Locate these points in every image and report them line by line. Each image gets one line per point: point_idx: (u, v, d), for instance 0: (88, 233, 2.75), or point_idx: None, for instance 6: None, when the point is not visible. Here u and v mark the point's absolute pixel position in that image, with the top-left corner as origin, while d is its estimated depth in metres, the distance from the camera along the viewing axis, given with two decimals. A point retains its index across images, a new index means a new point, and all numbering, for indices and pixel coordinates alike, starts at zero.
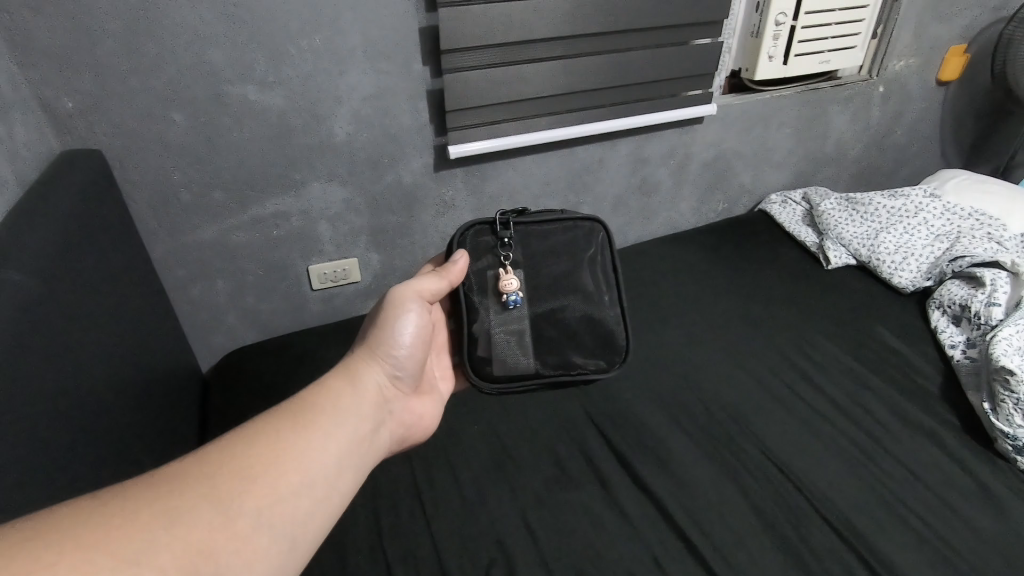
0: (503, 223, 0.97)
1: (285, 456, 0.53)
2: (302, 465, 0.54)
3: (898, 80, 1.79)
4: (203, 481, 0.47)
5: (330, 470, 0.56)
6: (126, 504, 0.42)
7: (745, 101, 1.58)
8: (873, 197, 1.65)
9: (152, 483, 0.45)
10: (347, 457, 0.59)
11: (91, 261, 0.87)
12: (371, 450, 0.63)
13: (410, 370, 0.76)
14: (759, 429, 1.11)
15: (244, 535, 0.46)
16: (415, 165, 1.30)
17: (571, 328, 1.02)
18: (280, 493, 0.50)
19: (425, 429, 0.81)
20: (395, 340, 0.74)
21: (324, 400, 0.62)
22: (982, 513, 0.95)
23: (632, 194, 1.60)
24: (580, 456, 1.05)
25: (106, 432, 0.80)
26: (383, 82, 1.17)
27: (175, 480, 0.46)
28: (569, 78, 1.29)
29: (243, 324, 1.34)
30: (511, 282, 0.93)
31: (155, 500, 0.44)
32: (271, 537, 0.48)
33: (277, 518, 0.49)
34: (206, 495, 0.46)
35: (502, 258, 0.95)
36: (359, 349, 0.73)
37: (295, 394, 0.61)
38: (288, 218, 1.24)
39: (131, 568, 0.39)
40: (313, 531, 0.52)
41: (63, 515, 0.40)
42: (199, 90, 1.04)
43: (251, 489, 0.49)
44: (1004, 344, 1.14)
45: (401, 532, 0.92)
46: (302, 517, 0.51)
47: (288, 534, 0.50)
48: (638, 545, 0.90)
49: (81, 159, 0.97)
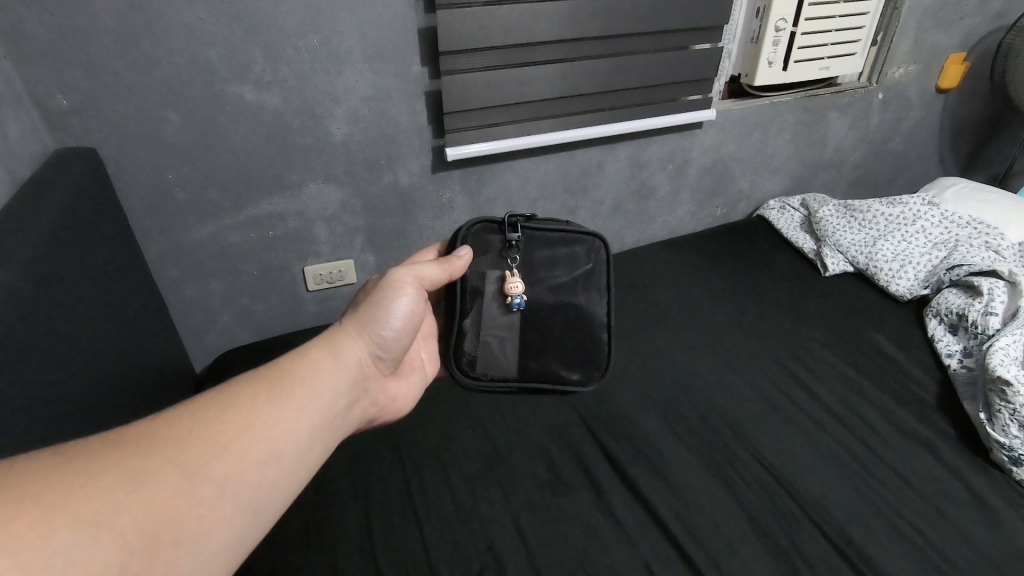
0: (512, 224, 0.97)
1: (260, 425, 0.53)
2: (275, 435, 0.53)
3: (897, 87, 1.79)
4: (173, 445, 0.46)
5: (302, 443, 0.56)
6: (91, 465, 0.42)
7: (745, 107, 1.58)
8: (872, 203, 1.64)
9: (121, 443, 0.45)
10: (320, 432, 0.58)
11: (84, 259, 0.86)
12: (343, 426, 0.63)
13: (394, 351, 0.75)
14: (754, 435, 1.10)
15: (209, 502, 0.46)
16: (413, 166, 1.29)
17: (557, 339, 1.03)
18: (249, 462, 0.50)
19: (397, 409, 0.81)
20: (387, 319, 0.73)
21: (306, 371, 0.61)
22: (976, 523, 0.95)
23: (630, 198, 1.60)
24: (574, 461, 1.05)
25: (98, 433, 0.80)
26: (381, 83, 1.17)
27: (144, 442, 0.46)
28: (568, 81, 1.29)
29: (238, 325, 1.34)
30: (516, 285, 0.93)
31: (122, 462, 0.43)
32: (235, 505, 0.48)
33: (243, 488, 0.49)
34: (174, 459, 0.45)
35: (509, 261, 0.96)
36: (346, 322, 0.72)
37: (274, 362, 0.60)
38: (284, 219, 1.24)
39: (92, 528, 0.39)
40: (277, 502, 0.52)
41: (27, 468, 0.40)
42: (196, 89, 1.04)
43: (221, 456, 0.48)
44: (1001, 354, 1.14)
45: (392, 535, 0.91)
46: (269, 488, 0.51)
47: (253, 504, 0.49)
48: (631, 552, 0.89)
49: (76, 157, 0.97)
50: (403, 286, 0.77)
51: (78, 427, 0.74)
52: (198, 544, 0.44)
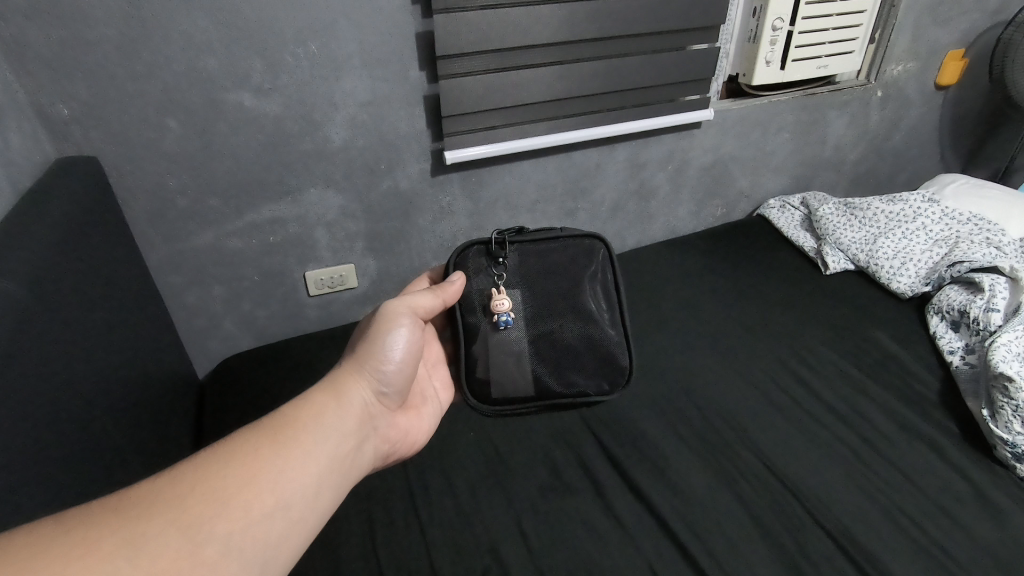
0: (499, 242, 0.96)
1: (264, 474, 0.53)
2: (279, 484, 0.53)
3: (896, 84, 1.79)
4: (175, 505, 0.46)
5: (308, 490, 0.56)
6: (90, 533, 0.42)
7: (744, 106, 1.58)
8: (872, 201, 1.64)
9: (122, 505, 0.45)
10: (326, 477, 0.58)
11: (87, 266, 0.87)
12: (351, 468, 0.63)
13: (397, 385, 0.76)
14: (756, 435, 1.10)
15: (213, 561, 0.46)
16: (412, 170, 1.30)
17: (571, 348, 0.98)
18: (253, 516, 0.50)
19: (409, 444, 0.81)
20: (385, 354, 0.74)
21: (308, 415, 0.61)
22: (980, 521, 0.95)
23: (629, 199, 1.60)
24: (576, 463, 1.05)
25: (102, 441, 0.80)
26: (380, 88, 1.17)
27: (145, 503, 0.46)
28: (566, 83, 1.29)
29: (240, 330, 1.34)
30: (502, 302, 0.91)
31: (123, 527, 0.43)
32: (240, 562, 0.48)
33: (248, 542, 0.49)
34: (176, 520, 0.46)
35: (496, 279, 0.95)
36: (348, 362, 0.73)
37: (276, 409, 0.60)
38: (285, 224, 1.24)
39: None
40: (286, 553, 0.52)
41: (26, 542, 0.40)
42: (195, 96, 1.05)
43: (223, 512, 0.48)
44: (1003, 350, 1.14)
45: (395, 541, 0.91)
46: (275, 540, 0.51)
47: (259, 558, 0.49)
48: (634, 554, 0.89)
49: (77, 166, 0.97)
50: (398, 317, 0.79)
51: (80, 435, 0.74)
52: None
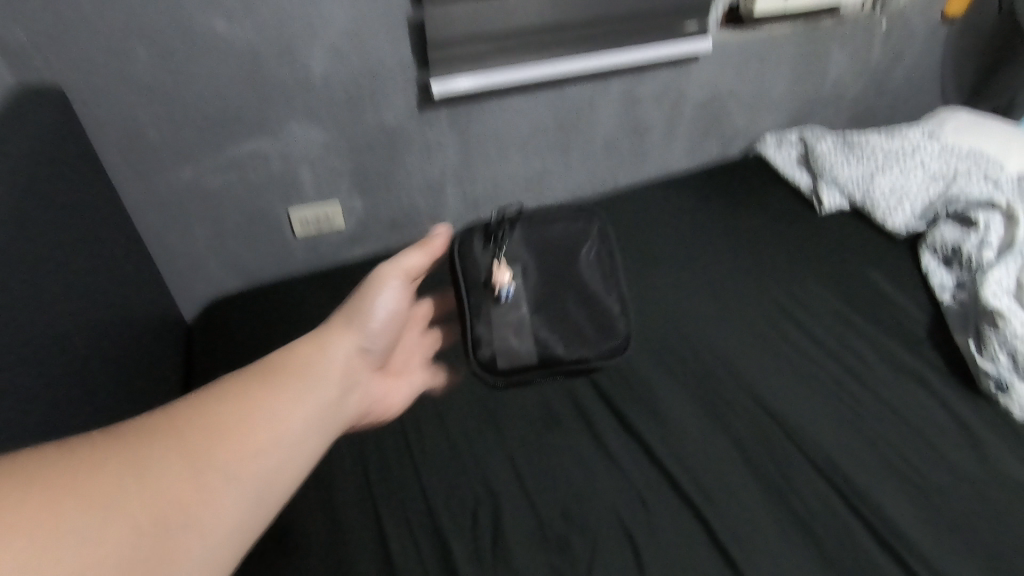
0: (499, 222, 1.04)
1: (258, 414, 0.57)
2: (272, 424, 0.58)
3: (903, 14, 1.71)
4: (175, 436, 0.51)
5: (299, 433, 0.60)
6: (98, 452, 0.46)
7: (745, 38, 1.53)
8: (871, 135, 1.55)
9: (127, 430, 0.49)
10: (316, 423, 0.62)
11: (53, 204, 0.83)
12: (339, 418, 0.68)
13: (379, 344, 0.81)
14: (746, 371, 1.11)
15: (212, 486, 0.50)
16: (397, 104, 1.24)
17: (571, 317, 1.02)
18: (249, 451, 0.54)
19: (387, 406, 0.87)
20: (369, 317, 0.80)
21: (297, 364, 0.66)
22: (960, 451, 0.97)
23: (623, 137, 1.55)
24: (568, 399, 1.05)
25: (77, 386, 0.79)
26: (360, 13, 1.10)
27: (148, 432, 0.50)
28: (559, 10, 1.22)
29: (226, 273, 1.31)
30: (504, 274, 0.97)
31: (126, 449, 0.48)
32: (237, 490, 0.52)
33: (246, 471, 0.53)
34: (176, 447, 0.50)
35: (497, 251, 1.00)
36: (334, 318, 0.77)
37: (266, 361, 0.65)
38: (266, 161, 1.20)
39: (98, 511, 0.43)
40: (281, 487, 0.56)
41: (39, 457, 0.44)
42: (161, 21, 0.98)
43: (220, 445, 0.53)
44: (994, 286, 1.14)
45: (390, 478, 0.92)
46: (269, 473, 0.55)
47: (256, 488, 0.53)
48: (624, 488, 0.91)
49: (38, 96, 0.92)
50: (384, 277, 0.83)
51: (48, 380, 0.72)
52: (202, 528, 0.48)
